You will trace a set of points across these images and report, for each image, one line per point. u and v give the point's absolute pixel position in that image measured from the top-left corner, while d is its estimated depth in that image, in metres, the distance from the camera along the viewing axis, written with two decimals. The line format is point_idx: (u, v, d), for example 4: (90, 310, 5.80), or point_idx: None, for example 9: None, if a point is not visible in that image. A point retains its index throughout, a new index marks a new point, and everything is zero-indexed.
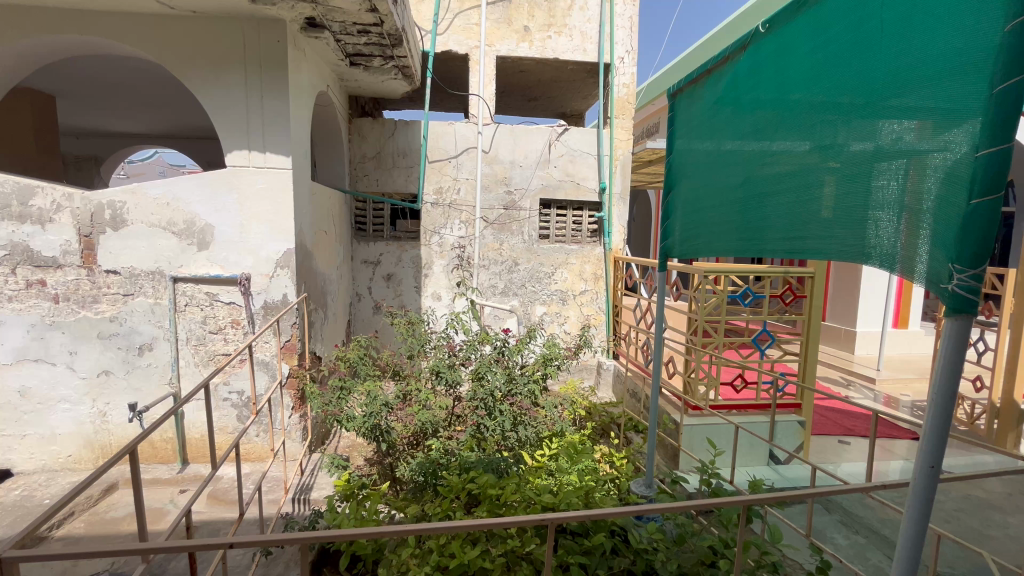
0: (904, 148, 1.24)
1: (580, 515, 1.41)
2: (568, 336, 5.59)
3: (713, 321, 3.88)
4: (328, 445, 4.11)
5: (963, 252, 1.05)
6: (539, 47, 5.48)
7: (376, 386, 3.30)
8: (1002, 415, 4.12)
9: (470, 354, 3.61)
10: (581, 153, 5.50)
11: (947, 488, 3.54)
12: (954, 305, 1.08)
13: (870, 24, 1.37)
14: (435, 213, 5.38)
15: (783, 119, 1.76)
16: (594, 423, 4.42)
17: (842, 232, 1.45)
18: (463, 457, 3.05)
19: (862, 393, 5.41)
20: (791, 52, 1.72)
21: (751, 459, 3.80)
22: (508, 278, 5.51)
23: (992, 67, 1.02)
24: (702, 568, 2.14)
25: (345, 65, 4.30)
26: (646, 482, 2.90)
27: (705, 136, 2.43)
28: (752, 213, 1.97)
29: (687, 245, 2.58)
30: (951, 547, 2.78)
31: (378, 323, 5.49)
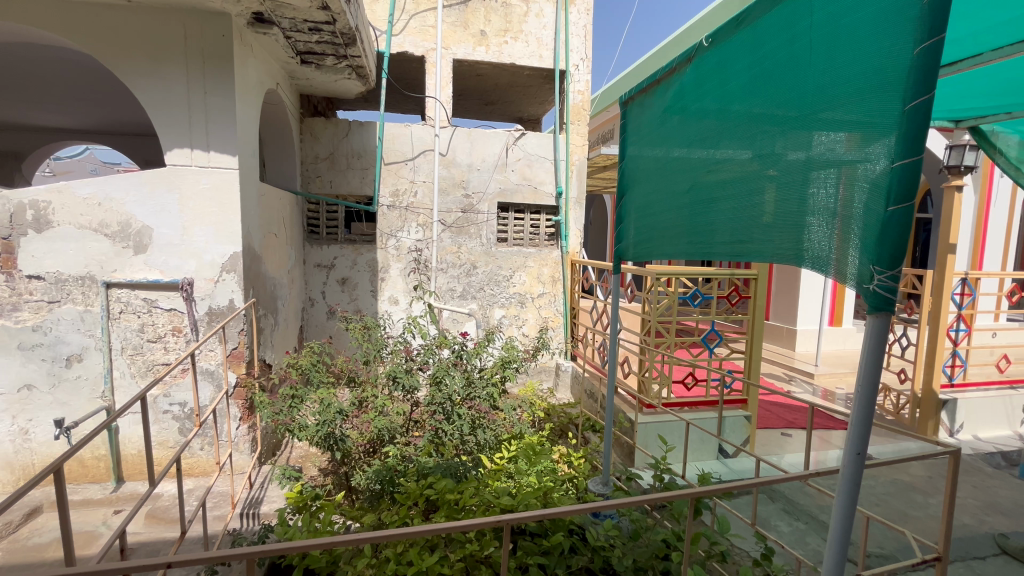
0: (834, 159, 1.34)
1: (537, 515, 1.43)
2: (527, 339, 5.64)
3: (666, 321, 4.01)
4: (279, 456, 3.96)
5: (883, 255, 1.15)
6: (495, 52, 5.51)
7: (330, 393, 3.21)
8: (923, 404, 4.48)
9: (428, 359, 3.56)
10: (537, 157, 5.56)
11: (876, 473, 3.81)
12: (875, 304, 1.18)
13: (800, 42, 1.47)
14: (391, 216, 5.30)
15: (726, 129, 1.85)
16: (552, 424, 4.47)
17: (779, 236, 1.54)
18: (421, 463, 3.01)
19: (802, 387, 5.75)
20: (732, 65, 1.82)
21: (702, 454, 3.96)
22: (466, 281, 5.49)
23: (905, 85, 1.13)
24: (656, 561, 2.25)
25: (296, 62, 4.17)
26: (603, 480, 2.97)
27: (656, 143, 2.52)
28: (699, 217, 2.05)
29: (640, 248, 2.66)
30: (879, 528, 3.01)
31: (332, 329, 5.34)
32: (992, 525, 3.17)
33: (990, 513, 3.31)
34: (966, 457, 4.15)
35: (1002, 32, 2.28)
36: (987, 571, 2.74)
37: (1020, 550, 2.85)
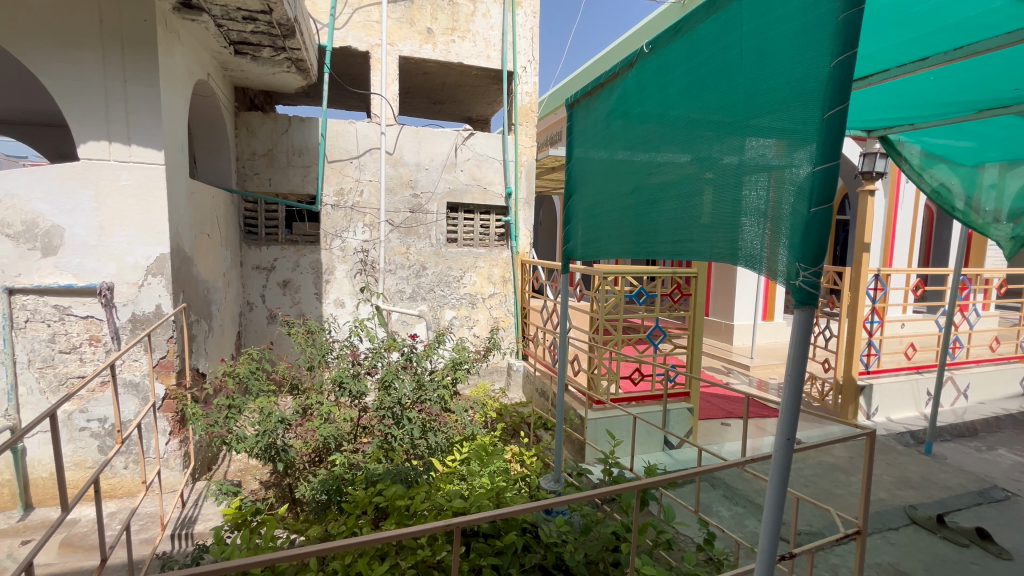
0: (765, 163, 1.42)
1: (489, 516, 1.42)
2: (478, 339, 5.63)
3: (613, 319, 4.11)
4: (215, 470, 3.72)
5: (807, 253, 1.24)
6: (442, 51, 5.45)
7: (271, 401, 3.04)
8: (844, 390, 4.86)
9: (376, 362, 3.46)
10: (486, 157, 5.55)
11: (804, 456, 4.10)
12: (801, 298, 1.27)
13: (731, 52, 1.55)
14: (336, 216, 5.11)
15: (666, 133, 1.92)
16: (504, 424, 4.49)
17: (716, 236, 1.61)
18: (369, 470, 2.91)
19: (739, 378, 6.10)
20: (672, 71, 1.89)
21: (649, 447, 4.10)
22: (416, 282, 5.40)
23: (825, 95, 1.22)
24: (607, 553, 2.32)
25: (229, 52, 3.94)
26: (555, 477, 2.98)
27: (602, 145, 2.57)
28: (643, 217, 2.12)
29: (588, 247, 2.71)
30: (808, 507, 3.24)
31: (273, 334, 5.10)
32: (904, 498, 3.49)
33: (902, 487, 3.65)
34: (882, 437, 4.55)
35: (904, 50, 2.50)
36: (900, 540, 3.01)
37: (927, 519, 3.16)
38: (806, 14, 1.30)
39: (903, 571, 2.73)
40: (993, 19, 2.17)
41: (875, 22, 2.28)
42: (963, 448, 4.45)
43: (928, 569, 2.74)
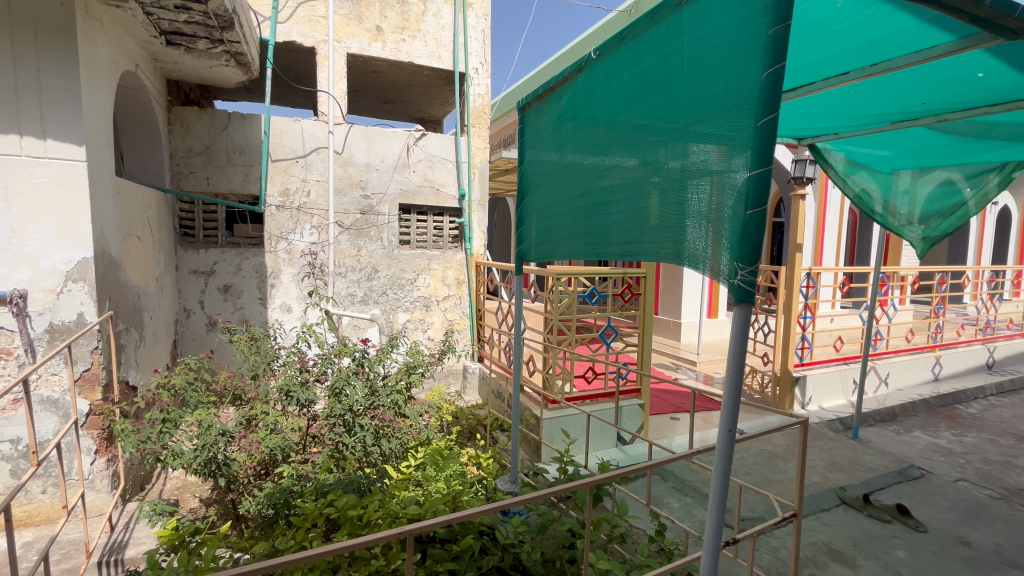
0: (707, 168, 1.48)
1: (443, 521, 1.40)
2: (432, 343, 5.56)
3: (567, 319, 4.17)
4: (149, 490, 3.47)
5: (744, 252, 1.32)
6: (392, 49, 5.35)
7: (210, 413, 2.85)
8: (781, 382, 5.19)
9: (325, 368, 3.34)
10: (438, 158, 5.49)
11: (747, 445, 4.32)
12: (739, 296, 1.35)
13: (673, 61, 1.62)
14: (281, 217, 4.90)
15: (614, 137, 1.98)
16: (460, 427, 4.45)
17: (663, 237, 1.67)
18: (320, 481, 2.81)
19: (687, 373, 6.37)
20: (617, 78, 1.95)
21: (603, 443, 4.19)
22: (368, 286, 5.26)
23: (758, 104, 1.30)
24: (562, 551, 2.36)
25: (160, 43, 3.70)
26: (511, 478, 3.01)
27: (552, 148, 2.61)
28: (593, 218, 2.16)
29: (541, 248, 2.74)
30: (750, 494, 3.42)
31: (213, 342, 4.82)
32: (834, 480, 3.76)
33: (833, 470, 3.92)
34: (814, 425, 4.88)
35: (827, 65, 2.70)
36: (832, 520, 3.24)
37: (854, 499, 3.42)
38: (738, 28, 1.37)
39: (834, 548, 2.93)
40: (903, 39, 2.36)
41: (804, 35, 2.41)
42: (885, 432, 4.85)
43: (856, 545, 2.96)
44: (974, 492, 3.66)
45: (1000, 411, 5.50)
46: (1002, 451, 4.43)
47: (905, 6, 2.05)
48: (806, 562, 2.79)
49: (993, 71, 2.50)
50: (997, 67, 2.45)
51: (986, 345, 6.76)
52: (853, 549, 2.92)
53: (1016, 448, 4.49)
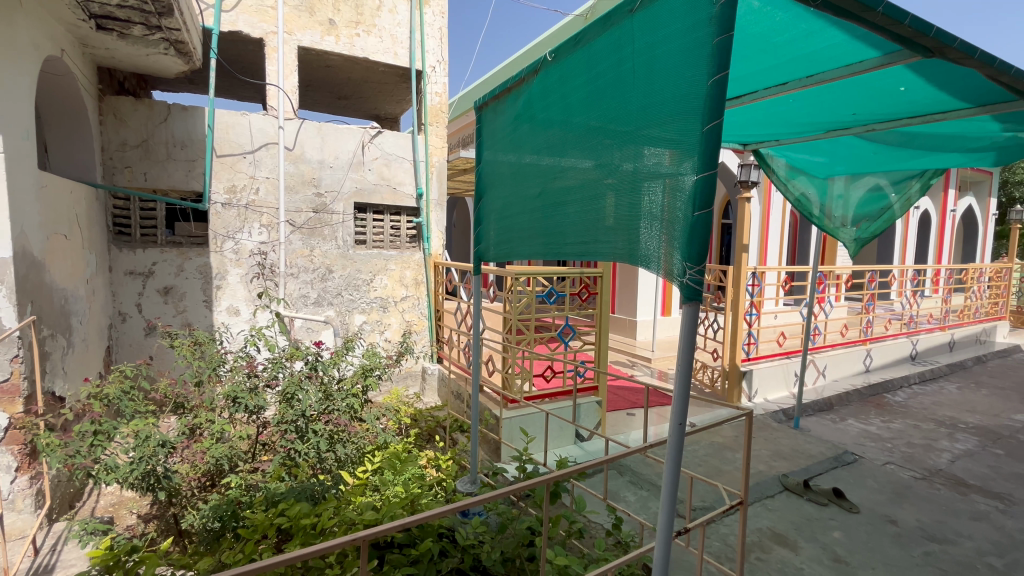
0: (658, 172, 1.53)
1: (400, 525, 1.38)
2: (389, 345, 5.45)
3: (525, 319, 4.21)
4: (80, 508, 3.23)
5: (692, 253, 1.38)
6: (346, 44, 5.22)
7: (149, 423, 2.68)
8: (730, 376, 5.45)
9: (276, 373, 3.20)
10: (395, 157, 5.38)
11: (698, 438, 4.50)
12: (688, 295, 1.41)
13: (625, 66, 1.67)
14: (227, 215, 4.68)
15: (569, 139, 2.01)
16: (418, 429, 4.40)
17: (618, 238, 1.71)
18: (270, 490, 2.68)
19: (642, 370, 6.56)
20: (572, 81, 1.99)
21: (561, 441, 4.24)
22: (322, 287, 5.10)
23: (704, 110, 1.36)
24: (522, 548, 2.39)
25: (90, 27, 3.45)
26: (472, 478, 3.00)
27: (509, 149, 2.63)
28: (550, 219, 2.19)
29: (499, 248, 2.75)
30: (701, 485, 3.56)
31: (152, 347, 4.54)
32: (778, 468, 3.97)
33: (777, 459, 4.15)
34: (760, 416, 5.14)
35: (768, 75, 2.85)
36: (776, 506, 3.43)
37: (796, 485, 3.63)
38: (686, 35, 1.42)
39: (778, 532, 3.10)
40: (835, 53, 2.51)
41: (747, 46, 2.53)
42: (823, 421, 5.17)
43: (797, 528, 3.15)
44: (900, 473, 3.96)
45: (922, 398, 5.99)
46: (924, 435, 4.82)
47: (837, 22, 2.19)
48: (752, 547, 2.94)
49: (913, 85, 2.71)
50: (917, 82, 2.66)
51: (910, 337, 7.34)
52: (795, 532, 3.10)
53: (935, 432, 4.91)
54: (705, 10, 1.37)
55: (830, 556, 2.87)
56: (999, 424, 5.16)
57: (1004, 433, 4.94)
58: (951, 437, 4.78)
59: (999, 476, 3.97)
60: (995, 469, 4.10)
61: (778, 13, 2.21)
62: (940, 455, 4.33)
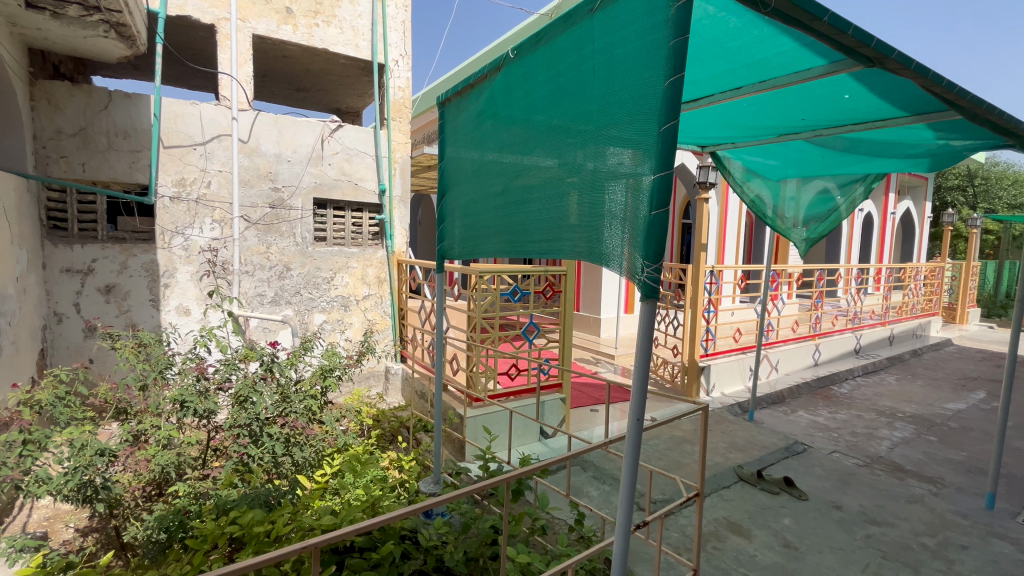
0: (618, 172, 1.55)
1: (359, 528, 1.34)
2: (351, 344, 5.32)
3: (490, 317, 4.19)
4: (9, 523, 2.99)
5: (649, 252, 1.40)
6: (304, 34, 5.04)
7: (86, 430, 2.50)
8: (689, 371, 5.63)
9: (228, 375, 3.06)
10: (356, 152, 5.25)
11: (659, 432, 4.61)
12: (645, 292, 1.43)
13: (586, 65, 1.68)
14: (176, 210, 4.44)
15: (532, 136, 2.01)
16: (381, 430, 4.32)
17: (579, 235, 1.72)
18: (221, 498, 2.55)
19: (606, 367, 6.67)
20: (533, 79, 1.99)
21: (526, 438, 4.25)
22: (279, 285, 4.93)
23: (662, 111, 1.38)
24: (485, 547, 2.38)
25: (17, 5, 3.19)
26: (435, 478, 2.97)
27: (472, 145, 2.61)
28: (514, 216, 2.19)
29: (463, 246, 2.72)
30: (660, 478, 3.65)
31: (92, 349, 4.26)
32: (733, 459, 4.12)
33: (732, 450, 4.30)
34: (717, 409, 5.32)
35: (724, 79, 2.93)
36: (731, 496, 3.55)
37: (750, 475, 3.77)
38: (644, 37, 1.45)
39: (733, 521, 3.22)
40: (786, 60, 2.61)
41: (704, 50, 2.60)
42: (775, 413, 5.40)
43: (751, 517, 3.27)
44: (845, 461, 4.19)
45: (865, 390, 6.35)
46: (866, 424, 5.12)
47: (785, 29, 2.27)
48: (709, 536, 3.04)
49: (857, 93, 2.85)
50: (860, 89, 2.80)
51: (855, 333, 7.77)
52: (748, 520, 3.22)
53: (876, 421, 5.22)
54: (662, 12, 1.40)
55: (781, 542, 3.00)
56: (932, 413, 5.54)
57: (937, 421, 5.31)
58: (890, 425, 5.09)
59: (932, 461, 4.25)
60: (928, 454, 4.40)
61: (732, 18, 2.27)
62: (881, 443, 4.60)
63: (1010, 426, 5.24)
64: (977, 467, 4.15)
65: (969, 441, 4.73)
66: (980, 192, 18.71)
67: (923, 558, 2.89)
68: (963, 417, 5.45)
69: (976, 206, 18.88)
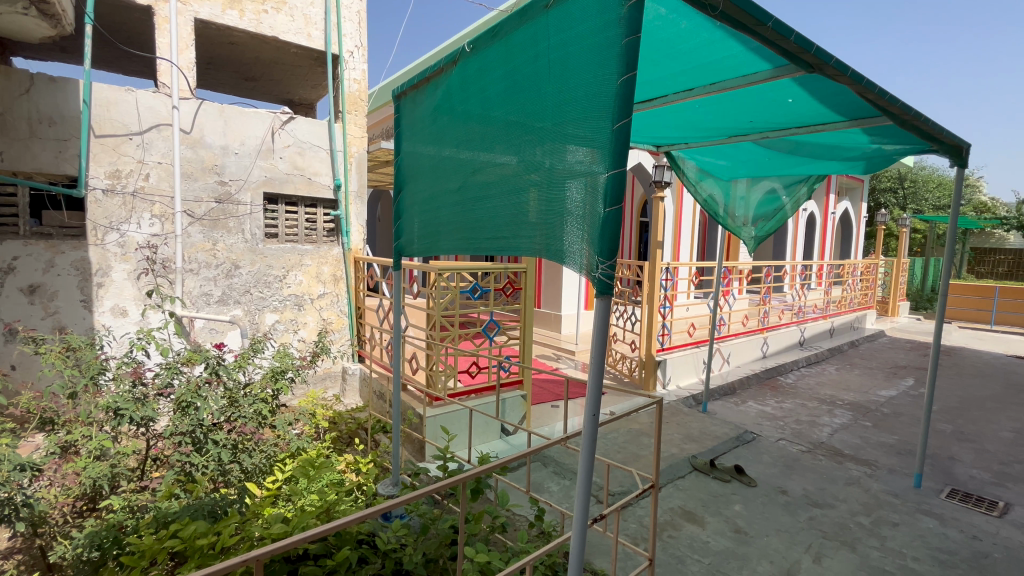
0: (573, 169, 1.55)
1: (316, 534, 1.29)
2: (305, 345, 5.13)
3: (450, 315, 4.15)
4: None
5: (603, 249, 1.42)
6: (251, 20, 4.81)
7: (5, 443, 2.30)
8: (646, 366, 5.78)
9: (170, 380, 2.88)
10: (310, 145, 5.06)
11: (617, 426, 4.71)
12: (601, 289, 1.45)
13: (541, 61, 1.68)
14: (110, 204, 4.14)
15: (488, 133, 1.99)
16: (337, 433, 4.19)
17: (537, 233, 1.72)
18: (161, 509, 2.41)
19: (567, 363, 6.75)
20: (489, 74, 1.97)
21: (486, 436, 4.24)
22: (226, 284, 4.69)
23: (615, 109, 1.40)
24: (445, 548, 2.37)
25: None
26: (393, 480, 2.92)
27: (428, 141, 2.57)
28: (471, 213, 2.16)
29: (421, 243, 2.67)
30: (618, 471, 3.73)
31: (13, 355, 3.91)
32: (688, 450, 4.26)
33: (687, 441, 4.45)
34: (673, 402, 5.49)
35: (676, 81, 3.00)
36: (686, 485, 3.67)
37: (704, 464, 3.91)
38: (597, 34, 1.46)
39: (687, 510, 3.33)
40: (732, 64, 2.70)
41: (656, 51, 2.65)
42: (727, 404, 5.63)
43: (704, 505, 3.40)
44: (790, 448, 4.42)
45: (808, 380, 6.72)
46: (809, 412, 5.42)
47: (733, 34, 2.35)
48: (665, 525, 3.13)
49: (799, 98, 2.99)
50: (801, 94, 2.93)
51: (799, 326, 8.20)
52: (702, 508, 3.34)
53: (819, 409, 5.53)
54: (613, 11, 1.41)
55: (732, 528, 3.13)
56: (868, 400, 5.93)
57: (871, 407, 5.68)
58: (830, 413, 5.41)
59: (868, 445, 4.55)
60: (864, 439, 4.70)
61: (682, 21, 2.33)
62: (822, 430, 4.88)
63: (934, 410, 5.67)
64: (906, 449, 4.47)
65: (899, 426, 5.09)
66: (909, 194, 20.18)
67: (860, 536, 3.08)
68: (895, 403, 5.86)
69: (905, 207, 20.35)
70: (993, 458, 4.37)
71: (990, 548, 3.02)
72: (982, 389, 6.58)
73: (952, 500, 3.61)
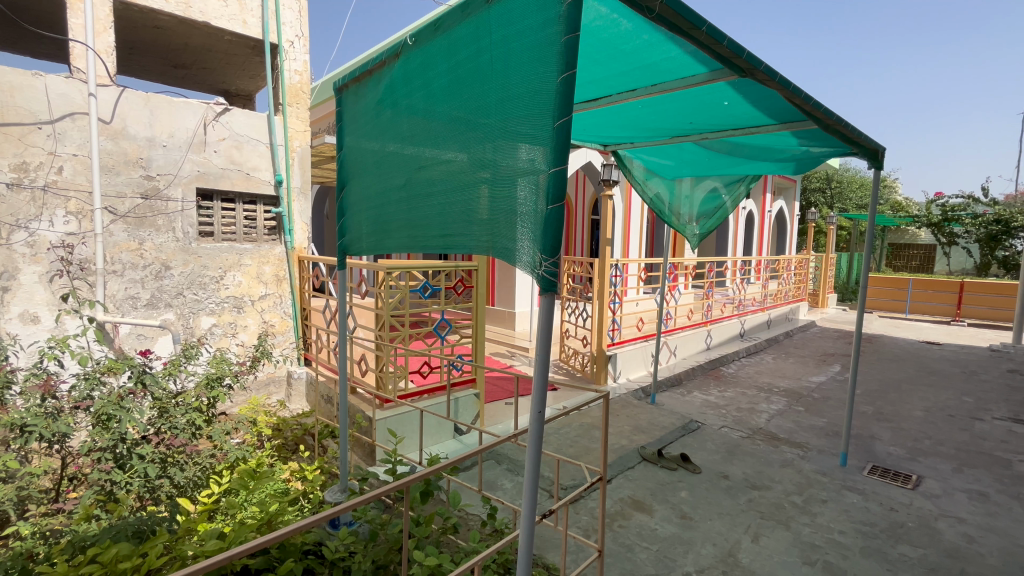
0: (517, 167, 1.56)
1: (254, 546, 1.22)
2: (245, 349, 4.88)
3: (400, 315, 4.06)
4: None
5: (546, 246, 1.43)
6: (179, 4, 4.49)
7: None
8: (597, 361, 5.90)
9: (89, 392, 2.66)
10: (247, 138, 4.80)
11: (569, 420, 4.79)
12: (544, 286, 1.46)
13: (483, 57, 1.66)
14: (16, 199, 3.74)
15: (432, 129, 1.96)
16: (281, 440, 4.01)
17: (483, 229, 1.71)
18: (77, 532, 2.21)
19: (520, 360, 6.79)
20: (433, 68, 1.93)
21: (439, 436, 4.19)
22: (156, 286, 4.38)
23: (555, 107, 1.41)
24: (394, 555, 2.31)
25: None
26: (341, 487, 2.82)
27: (372, 136, 2.49)
28: (416, 210, 2.13)
29: (366, 241, 2.59)
30: (568, 465, 3.81)
31: None
32: (637, 441, 4.39)
33: (636, 432, 4.58)
34: (623, 394, 5.65)
35: (620, 81, 3.06)
36: (635, 475, 3.78)
37: (652, 454, 4.04)
38: (537, 32, 1.46)
39: (637, 499, 3.43)
40: (673, 65, 2.78)
41: (599, 51, 2.69)
42: (674, 395, 5.85)
43: (652, 493, 3.51)
44: (731, 434, 4.65)
45: (748, 369, 7.10)
46: (748, 400, 5.72)
47: (671, 37, 2.44)
48: (615, 516, 3.21)
49: (734, 101, 3.12)
50: (736, 98, 3.07)
51: (739, 318, 8.64)
52: (650, 497, 3.45)
53: (757, 396, 5.86)
54: (553, 9, 1.42)
55: (678, 514, 3.25)
56: (800, 386, 6.34)
57: (804, 392, 6.08)
58: (767, 399, 5.74)
59: (800, 429, 4.86)
60: (798, 422, 5.02)
61: (624, 21, 2.37)
62: (760, 416, 5.17)
63: (858, 393, 6.14)
64: (834, 431, 4.81)
65: (828, 409, 5.47)
66: (836, 193, 21.73)
67: (793, 514, 3.29)
68: (824, 388, 6.30)
69: (833, 206, 21.90)
70: (907, 435, 4.78)
71: (905, 518, 3.30)
72: (899, 372, 7.20)
73: (873, 476, 3.92)
